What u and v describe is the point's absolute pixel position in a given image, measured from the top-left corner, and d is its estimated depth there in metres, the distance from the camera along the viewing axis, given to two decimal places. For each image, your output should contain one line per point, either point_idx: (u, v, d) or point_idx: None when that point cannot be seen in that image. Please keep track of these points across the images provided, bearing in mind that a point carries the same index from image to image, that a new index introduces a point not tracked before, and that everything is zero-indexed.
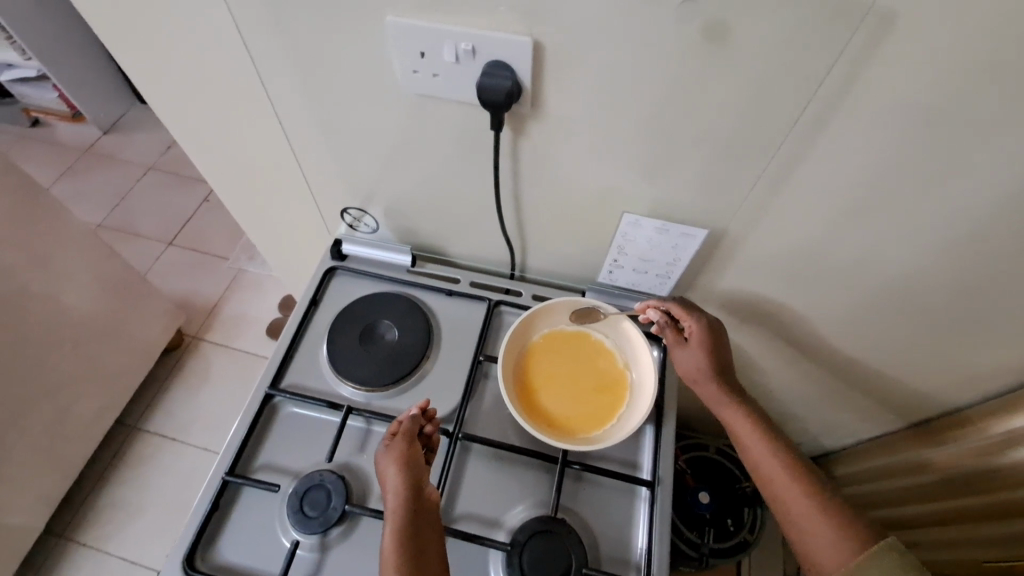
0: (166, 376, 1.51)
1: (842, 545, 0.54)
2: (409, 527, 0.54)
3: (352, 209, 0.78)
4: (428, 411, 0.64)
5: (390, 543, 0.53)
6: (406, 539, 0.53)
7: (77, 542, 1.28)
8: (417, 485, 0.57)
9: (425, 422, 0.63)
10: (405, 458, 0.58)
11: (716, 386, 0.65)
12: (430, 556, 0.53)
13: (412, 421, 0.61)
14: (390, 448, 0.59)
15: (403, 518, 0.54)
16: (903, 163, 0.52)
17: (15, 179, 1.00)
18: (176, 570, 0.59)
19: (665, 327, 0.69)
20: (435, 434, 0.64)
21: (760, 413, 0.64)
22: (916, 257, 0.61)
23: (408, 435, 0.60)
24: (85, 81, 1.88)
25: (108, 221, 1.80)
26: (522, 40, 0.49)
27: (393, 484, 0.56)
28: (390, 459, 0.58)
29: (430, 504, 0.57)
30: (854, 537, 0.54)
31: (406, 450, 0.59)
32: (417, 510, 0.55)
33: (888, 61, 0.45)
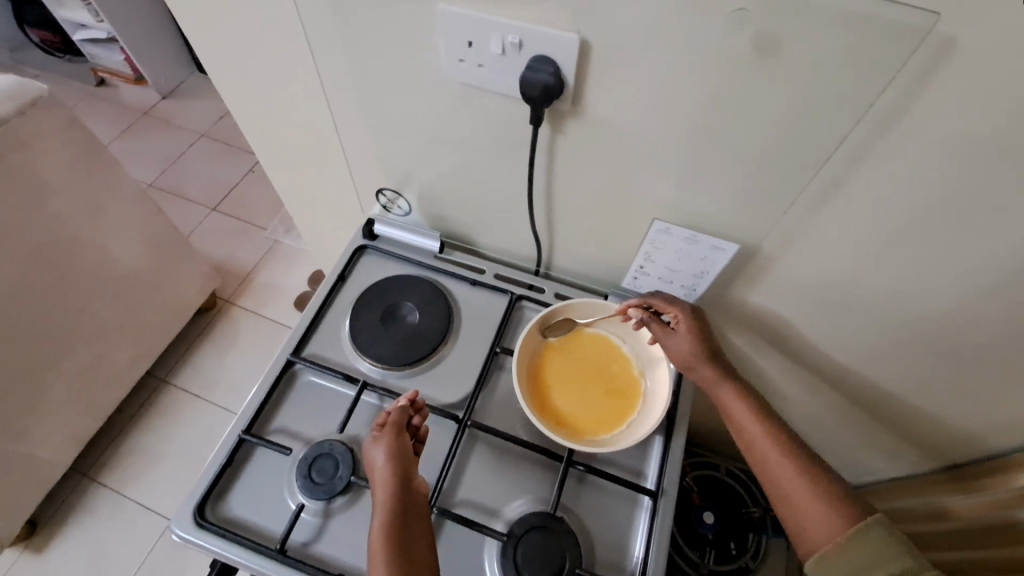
0: (196, 335, 1.57)
1: (830, 520, 0.53)
2: (399, 518, 0.54)
3: (388, 191, 0.79)
4: (416, 402, 0.64)
5: (378, 533, 0.53)
6: (394, 530, 0.53)
7: (100, 482, 1.35)
8: (405, 478, 0.57)
9: (413, 414, 0.63)
10: (393, 450, 0.58)
11: (707, 366, 0.64)
12: (419, 548, 0.54)
13: (400, 413, 0.61)
14: (378, 440, 0.59)
15: (392, 509, 0.55)
16: (952, 197, 0.50)
17: (78, 133, 1.06)
18: (187, 517, 0.61)
19: (649, 321, 0.68)
20: (424, 426, 0.63)
21: (750, 390, 0.63)
22: (957, 295, 0.58)
23: (396, 427, 0.60)
24: (150, 47, 1.96)
25: (159, 181, 1.88)
26: (569, 37, 0.49)
27: (381, 475, 0.57)
28: (378, 451, 0.58)
29: (419, 497, 0.57)
30: (843, 514, 0.53)
31: (395, 442, 0.59)
32: (406, 501, 0.56)
33: (945, 88, 0.43)
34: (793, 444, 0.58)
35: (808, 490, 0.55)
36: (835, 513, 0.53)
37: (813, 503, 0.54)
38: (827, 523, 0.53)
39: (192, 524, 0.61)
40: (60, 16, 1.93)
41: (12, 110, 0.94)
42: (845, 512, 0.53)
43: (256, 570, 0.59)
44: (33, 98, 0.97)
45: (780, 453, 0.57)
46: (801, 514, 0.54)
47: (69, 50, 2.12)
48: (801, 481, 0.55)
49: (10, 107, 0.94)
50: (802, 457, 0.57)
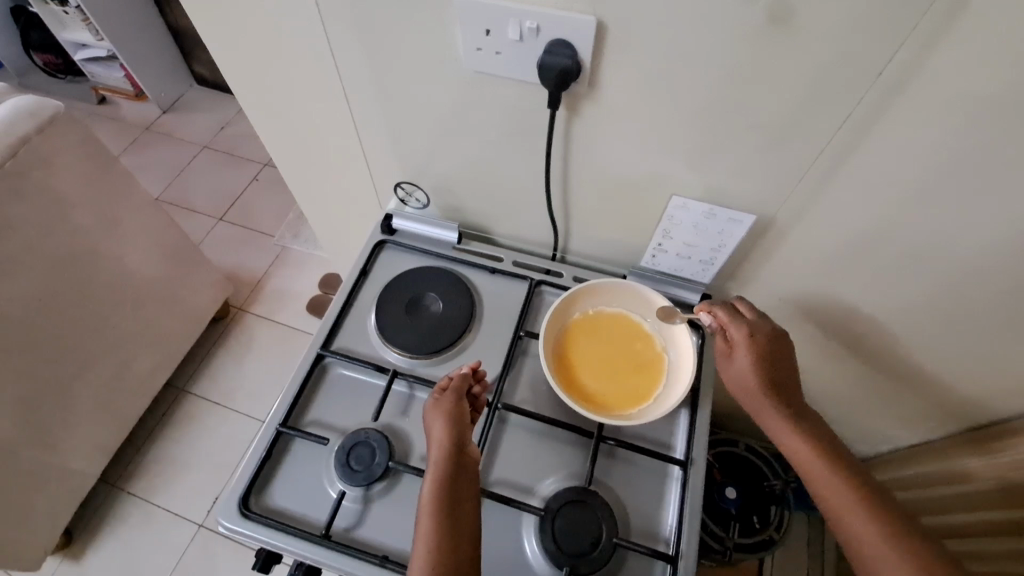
0: (213, 343, 1.59)
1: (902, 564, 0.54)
2: (449, 474, 0.58)
3: (405, 184, 0.81)
4: (476, 372, 0.68)
5: (430, 487, 0.57)
6: (445, 485, 0.57)
7: (127, 491, 1.37)
8: (460, 440, 0.60)
9: (473, 383, 0.67)
10: (451, 411, 0.62)
11: (777, 412, 0.63)
12: (465, 505, 0.57)
13: (461, 379, 0.66)
14: (438, 402, 0.63)
15: (443, 465, 0.58)
16: (966, 155, 0.51)
17: (94, 147, 1.08)
18: (232, 509, 0.63)
19: (715, 334, 0.68)
20: (482, 395, 0.68)
21: (810, 423, 0.63)
22: (973, 255, 0.59)
23: (456, 392, 0.64)
24: (149, 61, 1.98)
25: (166, 194, 1.90)
26: (586, 19, 0.51)
27: (438, 435, 0.60)
28: (437, 410, 0.62)
29: (471, 458, 0.61)
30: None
31: (453, 405, 0.63)
32: (458, 462, 0.59)
33: (955, 48, 0.45)
34: (877, 505, 0.57)
35: (895, 556, 0.54)
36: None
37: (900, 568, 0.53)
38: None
39: (237, 516, 0.63)
40: (64, 39, 1.94)
41: (30, 126, 0.96)
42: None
43: (303, 556, 0.61)
44: (49, 114, 0.99)
45: (860, 512, 0.57)
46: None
47: (70, 71, 2.14)
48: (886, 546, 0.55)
49: (30, 124, 0.96)
50: (886, 518, 0.56)
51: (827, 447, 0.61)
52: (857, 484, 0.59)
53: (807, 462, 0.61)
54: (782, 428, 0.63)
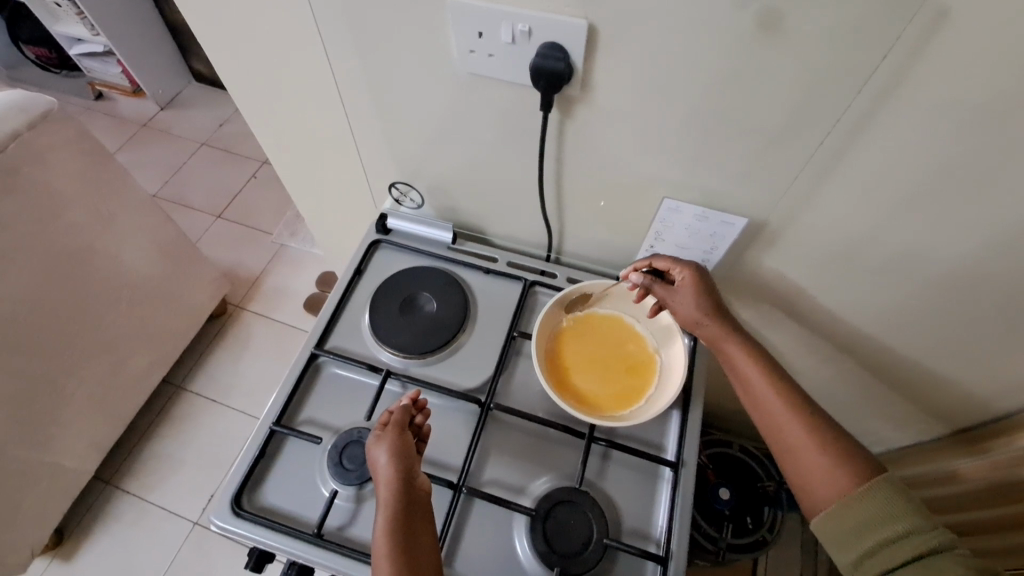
0: (210, 340, 1.59)
1: (835, 476, 0.52)
2: (402, 515, 0.55)
3: (400, 184, 0.81)
4: (418, 402, 0.65)
5: (382, 532, 0.54)
6: (398, 528, 0.54)
7: (122, 488, 1.37)
8: (408, 476, 0.57)
9: (415, 413, 0.64)
10: (395, 447, 0.59)
11: (722, 331, 0.64)
12: (422, 544, 0.54)
13: (402, 412, 0.62)
14: (380, 439, 0.60)
15: (394, 507, 0.55)
16: (953, 162, 0.51)
17: (88, 144, 1.08)
18: (224, 508, 0.63)
19: (653, 285, 0.70)
20: (426, 425, 0.64)
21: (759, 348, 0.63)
22: (962, 260, 0.60)
23: (399, 425, 0.61)
24: (147, 57, 1.97)
25: (163, 191, 1.90)
26: (577, 23, 0.51)
27: (384, 473, 0.57)
28: (381, 448, 0.59)
29: (422, 492, 0.58)
30: (854, 473, 0.52)
31: (397, 440, 0.60)
32: (410, 501, 0.56)
33: (944, 54, 0.45)
34: (809, 409, 0.57)
35: (819, 452, 0.54)
36: (847, 472, 0.52)
37: (821, 462, 0.53)
38: (835, 483, 0.52)
39: (229, 515, 0.63)
40: (56, 32, 1.93)
41: (24, 123, 0.96)
42: (857, 473, 0.52)
43: (295, 555, 0.61)
44: (43, 111, 0.99)
45: (789, 413, 0.57)
46: (810, 475, 0.54)
47: (65, 65, 2.14)
48: (812, 444, 0.55)
49: (23, 120, 0.96)
50: (816, 420, 0.56)
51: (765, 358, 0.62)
52: (790, 391, 0.59)
53: (744, 371, 0.61)
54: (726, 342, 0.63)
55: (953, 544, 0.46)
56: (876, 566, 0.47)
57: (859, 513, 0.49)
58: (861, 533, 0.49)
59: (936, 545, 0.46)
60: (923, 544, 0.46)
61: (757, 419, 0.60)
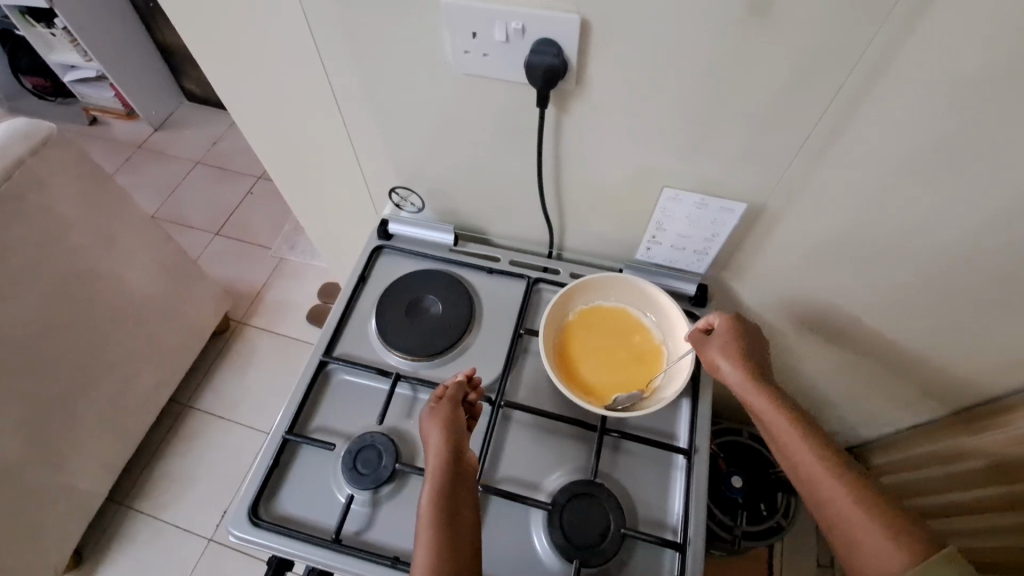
0: (215, 357, 1.59)
1: (889, 551, 0.48)
2: (448, 482, 0.56)
3: (399, 189, 0.82)
4: (473, 379, 0.67)
5: (428, 496, 0.55)
6: (441, 493, 0.56)
7: (135, 509, 1.37)
8: (458, 446, 0.60)
9: (470, 390, 0.66)
10: (447, 420, 0.61)
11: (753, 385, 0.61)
12: (464, 513, 0.56)
13: (457, 387, 0.65)
14: (435, 410, 0.63)
15: (442, 474, 0.57)
16: (946, 136, 0.52)
17: (89, 167, 1.09)
18: (242, 519, 0.63)
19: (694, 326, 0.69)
20: (479, 403, 0.66)
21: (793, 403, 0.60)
22: (959, 232, 0.60)
23: (453, 400, 0.64)
24: (139, 79, 1.98)
25: (162, 211, 1.91)
26: (570, 18, 0.52)
27: (436, 440, 0.60)
28: (435, 419, 0.61)
29: (468, 466, 0.60)
30: (908, 549, 0.48)
31: (450, 413, 0.62)
32: (457, 470, 0.58)
33: (932, 31, 0.46)
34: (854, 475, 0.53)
35: (868, 522, 0.50)
36: (900, 549, 0.48)
37: (871, 533, 0.49)
38: (889, 559, 0.48)
39: (248, 525, 0.63)
40: (50, 60, 1.94)
41: (25, 149, 0.97)
42: (913, 549, 0.47)
43: (314, 561, 0.62)
44: (43, 136, 1.00)
45: (829, 477, 0.54)
46: (862, 550, 0.49)
47: (60, 93, 2.15)
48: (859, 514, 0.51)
49: (24, 147, 0.97)
50: (862, 487, 0.53)
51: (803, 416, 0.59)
52: (831, 451, 0.56)
53: (777, 426, 0.58)
54: (756, 395, 0.61)
55: None
56: None
57: None
58: None
59: None
60: None
61: (797, 482, 0.56)
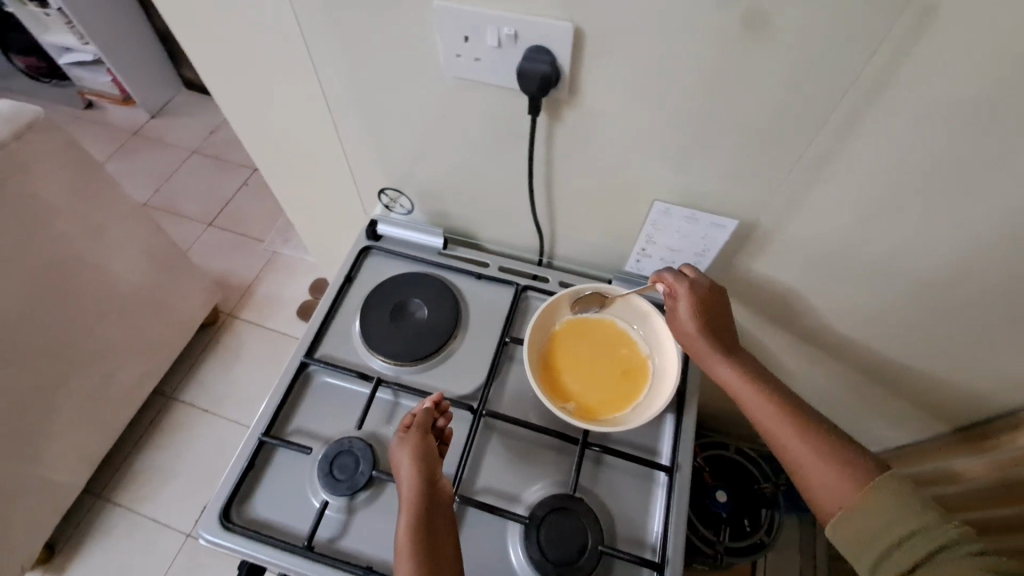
0: (201, 350, 1.58)
1: (841, 479, 0.51)
2: (424, 517, 0.55)
3: (389, 190, 0.81)
4: (441, 404, 0.64)
5: (405, 535, 0.54)
6: (418, 531, 0.54)
7: (113, 501, 1.35)
8: (431, 478, 0.58)
9: (438, 416, 0.64)
10: (418, 451, 0.59)
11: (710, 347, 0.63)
12: (444, 549, 0.54)
13: (426, 414, 0.62)
14: (403, 441, 0.60)
15: (417, 511, 0.55)
16: (943, 160, 0.51)
17: (77, 154, 1.07)
18: (213, 522, 0.62)
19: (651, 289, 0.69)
20: (448, 427, 0.64)
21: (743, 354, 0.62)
22: (953, 258, 0.60)
23: (422, 428, 0.61)
24: (136, 65, 1.96)
25: (154, 199, 1.89)
26: (564, 26, 0.51)
27: (408, 475, 0.57)
28: (405, 451, 0.59)
29: (443, 494, 0.58)
30: (856, 476, 0.51)
31: (420, 444, 0.60)
32: (432, 504, 0.56)
33: (929, 55, 0.45)
34: (809, 419, 0.55)
35: (818, 454, 0.53)
36: (849, 475, 0.51)
37: (823, 464, 0.52)
38: (840, 486, 0.51)
39: (219, 529, 0.62)
40: (45, 42, 1.91)
41: (9, 133, 0.95)
42: (859, 475, 0.51)
43: (286, 568, 0.60)
44: (30, 121, 0.98)
45: (785, 423, 0.56)
46: (817, 481, 0.52)
47: (55, 75, 2.12)
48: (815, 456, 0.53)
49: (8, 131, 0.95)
50: (810, 422, 0.55)
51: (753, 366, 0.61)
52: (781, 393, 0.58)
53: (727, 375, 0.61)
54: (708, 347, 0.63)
55: (966, 539, 0.45)
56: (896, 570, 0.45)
57: (871, 519, 0.48)
58: (877, 536, 0.47)
59: (949, 542, 0.45)
60: (937, 542, 0.45)
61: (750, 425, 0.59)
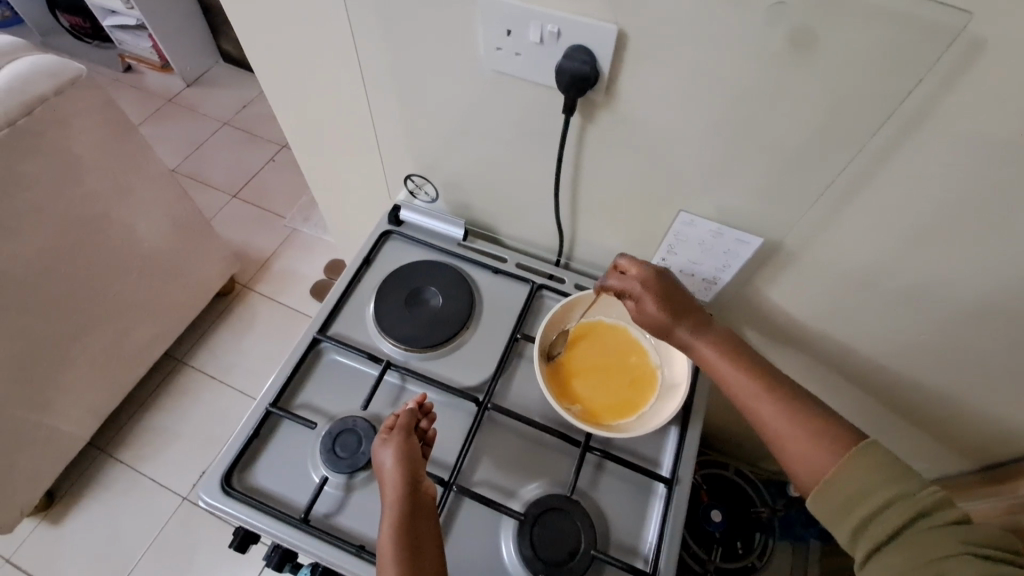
0: (214, 318, 1.60)
1: (818, 450, 0.50)
2: (409, 520, 0.54)
3: (415, 177, 0.81)
4: (424, 406, 0.64)
5: (388, 537, 0.53)
6: (402, 531, 0.53)
7: (115, 457, 1.38)
8: (414, 478, 0.57)
9: (421, 417, 0.64)
10: (401, 451, 0.58)
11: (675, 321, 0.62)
12: (427, 550, 0.53)
13: (409, 415, 0.62)
14: (386, 442, 0.59)
15: (401, 514, 0.54)
16: (980, 197, 0.50)
17: (113, 115, 1.09)
18: (214, 486, 0.63)
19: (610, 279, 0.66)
20: (431, 428, 0.63)
21: (718, 329, 0.61)
22: (980, 297, 0.59)
23: (405, 429, 0.60)
24: (178, 34, 1.99)
25: (182, 166, 1.92)
26: (607, 27, 0.51)
27: (391, 475, 0.56)
28: (387, 451, 0.58)
29: (427, 496, 0.57)
30: (832, 445, 0.49)
31: (403, 444, 0.59)
32: (416, 505, 0.55)
33: (977, 88, 0.44)
34: (783, 388, 0.55)
35: (794, 425, 0.52)
36: (825, 445, 0.50)
37: (800, 436, 0.51)
38: (816, 457, 0.49)
39: (219, 493, 0.63)
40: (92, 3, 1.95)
41: (52, 88, 0.97)
42: (835, 443, 0.49)
43: (280, 538, 0.61)
44: (72, 78, 1.00)
45: (761, 396, 0.54)
46: (794, 453, 0.51)
47: (98, 36, 2.16)
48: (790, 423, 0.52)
49: (49, 86, 0.97)
50: (786, 392, 0.54)
51: (728, 341, 0.60)
52: (755, 367, 0.57)
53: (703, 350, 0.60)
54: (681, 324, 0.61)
55: (943, 504, 0.44)
56: (874, 538, 0.45)
57: (849, 489, 0.47)
58: (853, 506, 0.46)
59: (926, 506, 0.44)
60: (915, 508, 0.44)
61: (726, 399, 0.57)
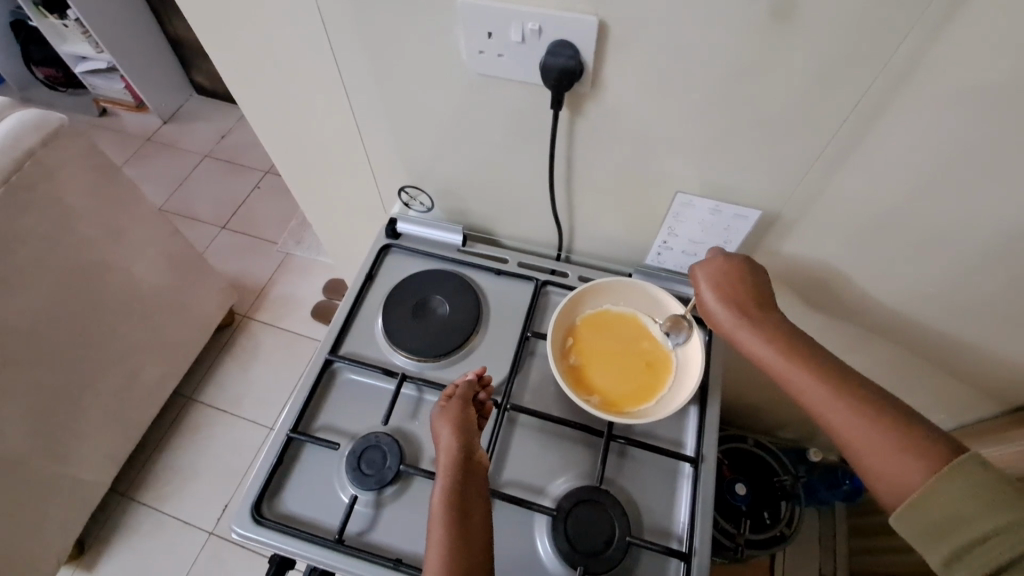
0: (219, 351, 1.60)
1: (907, 463, 0.46)
2: (458, 479, 0.57)
3: (409, 188, 0.81)
4: (483, 379, 0.68)
5: (438, 494, 0.55)
6: (453, 491, 0.55)
7: (137, 500, 1.37)
8: (467, 444, 0.60)
9: (479, 389, 0.68)
10: (457, 419, 0.62)
11: (747, 327, 0.60)
12: (475, 511, 0.55)
13: (467, 386, 0.66)
14: (444, 410, 0.63)
15: (452, 472, 0.57)
16: (969, 147, 0.51)
17: (99, 159, 1.09)
18: (244, 516, 0.63)
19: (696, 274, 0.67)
20: (489, 401, 0.68)
21: (787, 332, 0.58)
22: (977, 246, 0.60)
23: (463, 399, 0.64)
24: (150, 72, 1.99)
25: (169, 204, 1.91)
26: (588, 19, 0.51)
27: (447, 439, 0.60)
28: (444, 418, 0.62)
29: (480, 464, 0.60)
30: (926, 458, 0.46)
31: (460, 413, 0.63)
32: (468, 468, 0.58)
33: (958, 40, 0.45)
34: (866, 393, 0.51)
35: (879, 435, 0.48)
36: (917, 457, 0.46)
37: (887, 449, 0.47)
38: (905, 471, 0.46)
39: (250, 523, 0.63)
40: (63, 51, 1.94)
41: (37, 140, 0.97)
42: (928, 454, 0.46)
43: (317, 561, 0.61)
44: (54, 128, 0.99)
45: (840, 404, 0.51)
46: (880, 467, 0.47)
47: (71, 84, 2.15)
48: (868, 433, 0.49)
49: (34, 137, 0.97)
50: (872, 400, 0.51)
51: (802, 344, 0.57)
52: (836, 374, 0.54)
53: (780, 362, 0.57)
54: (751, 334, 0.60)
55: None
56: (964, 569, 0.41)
57: (935, 511, 0.43)
58: (940, 532, 0.42)
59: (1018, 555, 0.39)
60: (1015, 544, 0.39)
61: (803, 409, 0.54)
